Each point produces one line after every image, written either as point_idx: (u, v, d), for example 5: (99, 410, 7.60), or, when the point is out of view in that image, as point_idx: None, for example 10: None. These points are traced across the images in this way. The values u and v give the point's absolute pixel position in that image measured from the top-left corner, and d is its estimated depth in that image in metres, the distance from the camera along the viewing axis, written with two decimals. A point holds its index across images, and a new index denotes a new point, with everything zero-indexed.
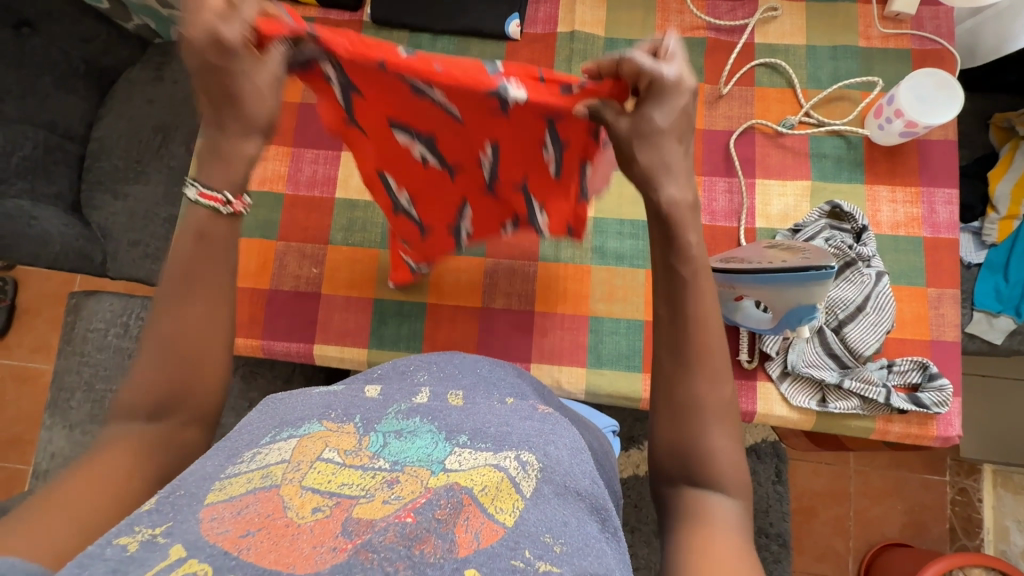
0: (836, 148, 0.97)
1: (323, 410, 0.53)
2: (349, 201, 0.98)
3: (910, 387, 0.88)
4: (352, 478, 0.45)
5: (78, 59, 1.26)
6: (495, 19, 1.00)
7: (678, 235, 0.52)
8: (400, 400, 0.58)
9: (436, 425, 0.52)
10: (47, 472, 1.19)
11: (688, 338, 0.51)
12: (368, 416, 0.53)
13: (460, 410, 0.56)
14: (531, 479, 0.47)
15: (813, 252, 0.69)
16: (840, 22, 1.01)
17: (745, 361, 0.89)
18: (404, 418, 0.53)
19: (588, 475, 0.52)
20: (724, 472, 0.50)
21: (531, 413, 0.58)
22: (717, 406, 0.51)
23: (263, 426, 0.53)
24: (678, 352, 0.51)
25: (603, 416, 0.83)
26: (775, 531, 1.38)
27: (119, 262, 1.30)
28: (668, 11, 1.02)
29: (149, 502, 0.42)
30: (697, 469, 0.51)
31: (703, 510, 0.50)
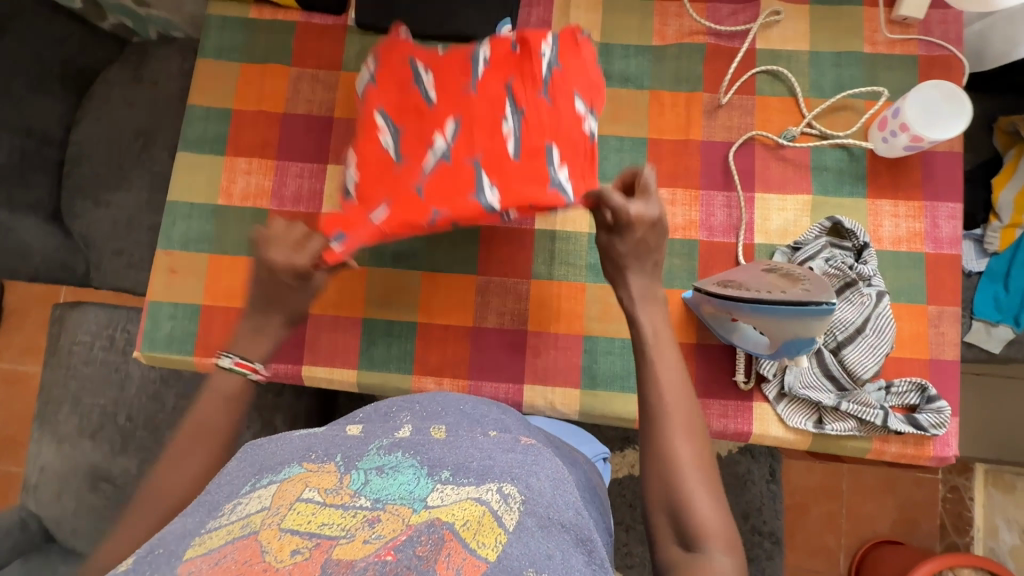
0: (838, 160, 0.93)
1: (304, 452, 0.58)
2: (336, 216, 0.95)
3: (907, 408, 0.87)
4: (332, 517, 0.48)
5: (53, 58, 1.17)
6: (486, 24, 0.96)
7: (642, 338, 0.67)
8: (382, 436, 0.61)
9: (418, 460, 0.56)
10: (37, 487, 1.16)
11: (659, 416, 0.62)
12: (348, 454, 0.57)
13: (442, 443, 0.59)
14: (513, 512, 0.50)
15: (813, 283, 0.66)
16: (844, 26, 0.97)
17: (742, 382, 0.88)
18: (386, 453, 0.57)
19: (572, 506, 0.55)
20: (715, 534, 0.56)
21: (513, 445, 0.61)
22: (696, 472, 0.59)
23: (243, 473, 0.57)
24: (655, 428, 0.61)
25: (593, 443, 0.83)
26: (768, 529, 1.38)
27: (103, 271, 1.26)
28: (666, 15, 0.98)
29: (129, 561, 0.46)
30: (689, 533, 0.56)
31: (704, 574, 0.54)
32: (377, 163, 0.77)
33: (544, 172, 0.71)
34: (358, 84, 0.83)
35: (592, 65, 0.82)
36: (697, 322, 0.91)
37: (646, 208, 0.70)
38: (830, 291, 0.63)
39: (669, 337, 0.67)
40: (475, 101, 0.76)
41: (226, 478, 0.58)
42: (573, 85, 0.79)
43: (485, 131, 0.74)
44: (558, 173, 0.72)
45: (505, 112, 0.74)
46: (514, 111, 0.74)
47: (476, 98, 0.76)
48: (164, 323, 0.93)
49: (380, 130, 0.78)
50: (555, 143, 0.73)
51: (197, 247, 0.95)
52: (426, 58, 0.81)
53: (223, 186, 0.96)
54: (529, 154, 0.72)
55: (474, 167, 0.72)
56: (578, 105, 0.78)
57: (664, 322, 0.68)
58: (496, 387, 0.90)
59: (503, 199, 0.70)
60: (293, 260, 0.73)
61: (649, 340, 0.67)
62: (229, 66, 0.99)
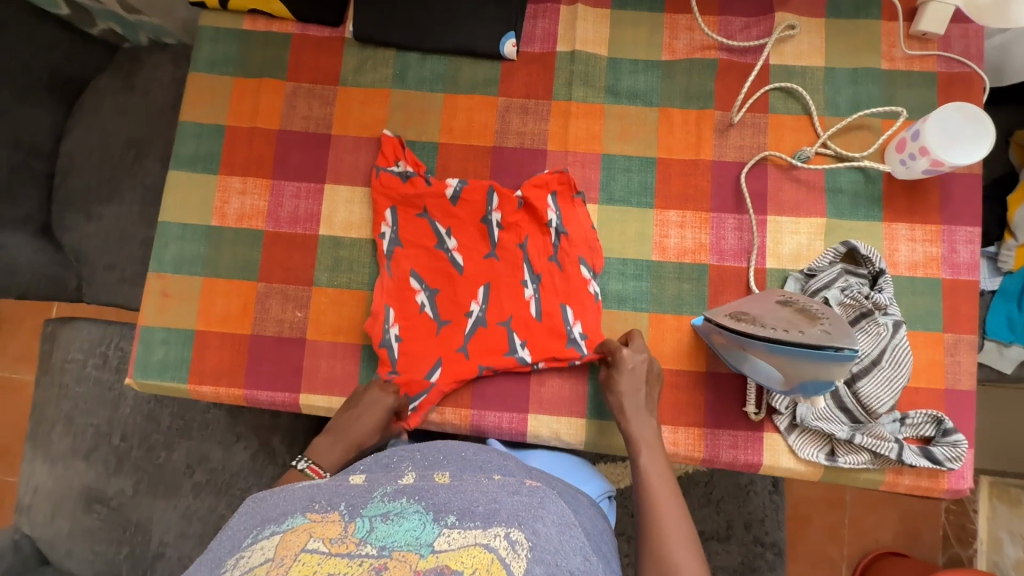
0: (854, 182, 0.90)
1: (307, 503, 0.57)
2: (334, 238, 0.92)
3: (921, 439, 0.85)
4: (338, 566, 0.45)
5: (40, 67, 1.12)
6: (489, 38, 0.92)
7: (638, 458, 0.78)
8: (385, 484, 0.60)
9: (423, 505, 0.55)
10: (31, 507, 1.14)
11: (657, 532, 0.71)
12: (352, 502, 0.56)
13: (447, 488, 0.58)
14: (521, 558, 0.48)
15: (833, 326, 0.65)
16: (861, 41, 0.93)
17: (753, 414, 0.85)
18: (390, 500, 0.56)
19: (579, 552, 0.54)
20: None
21: (519, 487, 0.59)
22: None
23: (245, 527, 0.56)
24: (652, 542, 0.70)
25: (595, 481, 0.82)
26: (770, 540, 1.37)
27: (95, 286, 1.22)
28: (677, 28, 0.94)
29: None
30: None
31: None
32: (418, 323, 0.89)
33: (561, 330, 0.87)
34: (378, 241, 0.90)
35: (588, 225, 0.91)
36: (706, 349, 0.88)
37: (641, 357, 0.82)
38: (851, 338, 0.61)
39: (660, 458, 0.78)
40: (497, 264, 0.90)
41: (229, 535, 0.57)
42: (579, 239, 0.90)
43: (510, 296, 0.89)
44: (572, 330, 0.87)
45: (524, 275, 0.90)
46: (531, 275, 0.90)
47: (496, 261, 0.90)
48: (157, 349, 0.90)
49: (414, 291, 0.90)
50: (567, 304, 0.88)
51: (190, 270, 0.91)
52: (444, 216, 0.91)
53: (217, 207, 0.93)
54: (549, 315, 0.88)
55: (506, 329, 0.88)
56: (584, 270, 0.89)
57: (655, 440, 0.79)
58: (500, 417, 0.88)
59: (534, 356, 0.87)
60: (374, 391, 0.83)
61: (643, 458, 0.78)
62: (221, 80, 0.95)
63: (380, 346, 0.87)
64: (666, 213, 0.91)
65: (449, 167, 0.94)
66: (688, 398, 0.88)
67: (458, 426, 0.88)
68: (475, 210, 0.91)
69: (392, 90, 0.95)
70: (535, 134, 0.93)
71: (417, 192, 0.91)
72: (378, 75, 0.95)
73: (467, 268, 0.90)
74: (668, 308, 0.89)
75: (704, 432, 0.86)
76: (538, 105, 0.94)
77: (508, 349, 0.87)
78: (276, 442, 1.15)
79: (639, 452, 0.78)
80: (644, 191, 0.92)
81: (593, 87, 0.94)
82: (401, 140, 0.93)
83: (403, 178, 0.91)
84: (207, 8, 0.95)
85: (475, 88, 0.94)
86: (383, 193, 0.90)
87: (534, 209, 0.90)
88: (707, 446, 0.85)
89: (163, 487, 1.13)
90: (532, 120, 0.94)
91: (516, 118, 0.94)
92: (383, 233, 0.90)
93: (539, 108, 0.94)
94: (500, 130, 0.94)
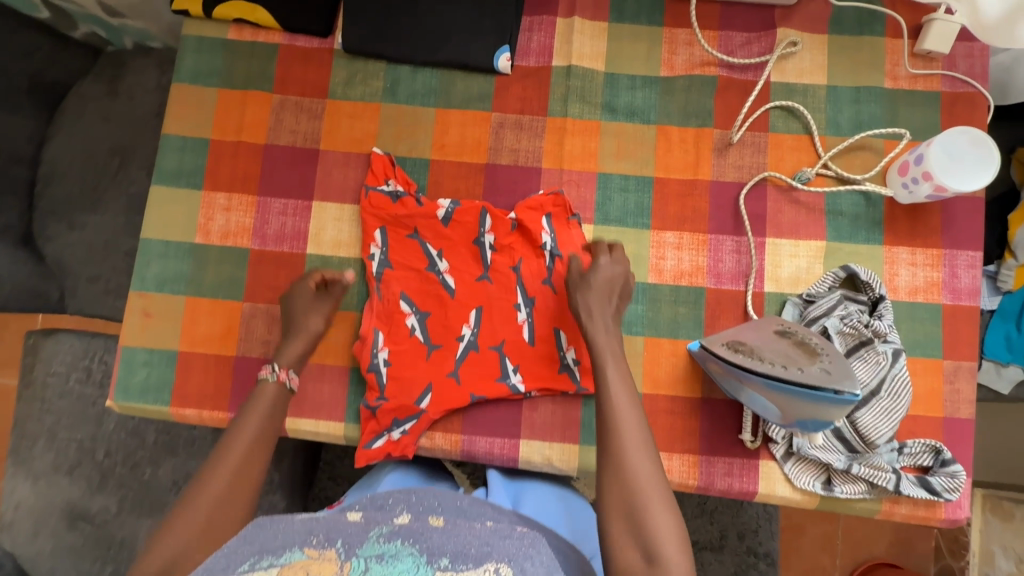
0: (855, 205, 0.88)
1: (305, 536, 0.53)
2: (323, 257, 0.90)
3: (919, 468, 0.83)
4: None
5: (20, 74, 1.08)
6: (483, 51, 0.90)
7: (604, 371, 0.74)
8: (381, 523, 0.57)
9: (418, 548, 0.52)
10: (12, 525, 1.11)
11: (618, 441, 0.68)
12: (349, 539, 0.53)
13: (441, 531, 0.56)
14: None
15: (833, 365, 0.63)
16: (864, 58, 0.91)
17: (749, 441, 0.83)
18: (386, 540, 0.53)
19: None
20: (670, 547, 0.62)
21: (510, 532, 0.58)
22: (656, 490, 0.65)
23: (240, 551, 0.52)
24: (614, 450, 0.67)
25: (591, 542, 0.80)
26: (763, 550, 1.36)
27: (78, 298, 1.19)
28: (676, 42, 0.92)
29: None
30: (648, 543, 0.62)
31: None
32: (407, 348, 0.86)
33: (555, 356, 0.86)
34: (367, 262, 0.88)
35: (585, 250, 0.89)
36: (703, 374, 0.86)
37: (611, 268, 0.81)
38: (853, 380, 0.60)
39: (626, 369, 0.74)
40: (489, 287, 0.88)
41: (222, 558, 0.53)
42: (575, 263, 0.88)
43: (503, 319, 0.88)
44: (566, 356, 0.86)
45: (517, 298, 0.88)
46: (525, 299, 0.88)
47: (489, 284, 0.88)
48: (138, 370, 0.87)
49: (404, 314, 0.87)
50: (561, 328, 0.87)
51: (173, 289, 0.89)
52: (435, 238, 0.89)
53: (201, 223, 0.90)
54: (542, 340, 0.87)
55: (498, 354, 0.87)
56: None
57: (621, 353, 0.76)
58: (491, 442, 0.86)
59: (527, 383, 0.86)
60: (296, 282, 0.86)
61: (610, 369, 0.73)
62: (206, 92, 0.91)
63: (369, 371, 0.85)
64: (663, 234, 0.89)
65: (440, 185, 0.91)
66: (683, 423, 0.86)
67: (448, 451, 0.86)
68: (467, 232, 0.89)
69: (382, 104, 0.92)
70: (530, 151, 0.91)
71: (408, 213, 0.88)
72: (369, 88, 0.92)
73: (459, 291, 0.88)
74: (664, 332, 0.87)
75: (699, 459, 0.84)
76: (533, 121, 0.91)
77: (501, 375, 0.86)
78: None
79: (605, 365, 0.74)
80: (640, 212, 0.89)
81: (590, 103, 0.91)
82: (392, 158, 0.91)
83: (393, 198, 0.88)
84: (191, 17, 0.92)
85: (468, 103, 0.92)
86: (373, 213, 0.88)
87: (527, 231, 0.88)
88: (702, 473, 0.84)
89: (149, 504, 1.11)
90: (526, 137, 0.91)
91: (510, 134, 0.91)
92: (373, 254, 0.88)
93: (534, 125, 0.91)
94: (494, 146, 0.91)
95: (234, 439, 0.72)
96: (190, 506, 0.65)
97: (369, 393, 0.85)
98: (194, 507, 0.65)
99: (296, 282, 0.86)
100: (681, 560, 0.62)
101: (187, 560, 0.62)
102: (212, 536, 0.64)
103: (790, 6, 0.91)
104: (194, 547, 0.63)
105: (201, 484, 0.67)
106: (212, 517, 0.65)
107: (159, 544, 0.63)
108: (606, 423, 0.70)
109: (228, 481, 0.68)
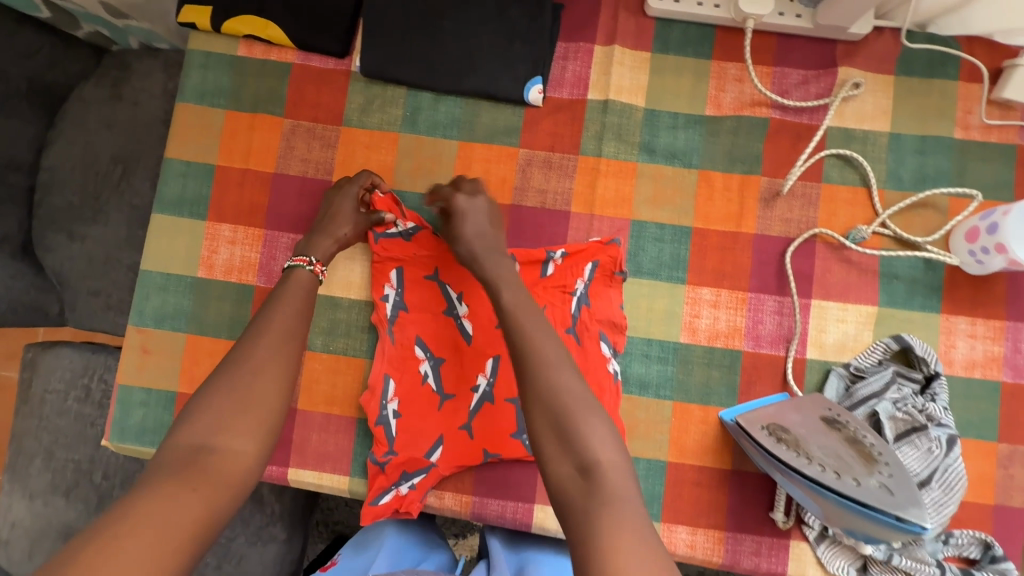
0: (911, 268, 0.81)
1: None
2: (333, 299, 0.84)
3: (964, 559, 0.77)
4: None
5: (19, 77, 0.97)
6: (513, 81, 0.82)
7: (499, 288, 0.69)
8: None
9: None
10: (9, 543, 1.07)
11: (530, 352, 0.61)
12: None
13: None
14: None
15: (898, 480, 0.59)
16: (932, 103, 0.82)
17: (781, 521, 0.78)
18: None
19: None
20: (605, 450, 0.55)
21: None
22: (582, 390, 0.58)
23: None
24: (529, 365, 0.60)
25: None
26: None
27: (78, 312, 1.10)
28: (724, 78, 0.84)
29: None
30: (580, 453, 0.55)
31: (608, 489, 0.53)
32: (419, 396, 0.81)
33: None
34: (380, 303, 0.82)
35: (618, 308, 0.82)
36: (734, 443, 0.80)
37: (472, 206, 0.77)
38: (919, 509, 0.57)
39: (520, 288, 0.69)
40: None
41: None
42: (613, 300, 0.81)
43: None
44: None
45: None
46: None
47: None
48: (135, 412, 0.83)
49: (417, 360, 0.82)
50: None
51: (173, 325, 0.84)
52: (456, 279, 0.83)
53: (205, 256, 0.84)
54: None
55: (515, 408, 0.81)
56: (606, 348, 0.80)
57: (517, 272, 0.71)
58: (503, 506, 0.80)
59: None
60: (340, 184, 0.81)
61: (505, 289, 0.68)
62: (212, 113, 0.85)
63: (377, 424, 0.80)
64: (699, 289, 0.82)
65: None
66: (710, 497, 0.80)
67: (457, 513, 0.81)
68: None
69: (401, 134, 0.85)
70: (558, 193, 0.84)
71: (427, 253, 0.83)
72: (387, 115, 0.85)
73: (477, 338, 0.82)
74: (694, 397, 0.81)
75: (725, 536, 0.79)
76: (563, 160, 0.84)
77: (517, 430, 0.80)
78: (264, 490, 1.05)
79: (498, 282, 0.69)
80: (675, 264, 0.82)
81: (627, 142, 0.84)
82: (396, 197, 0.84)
83: (408, 235, 0.82)
84: (198, 30, 0.84)
85: (494, 136, 0.84)
86: (386, 256, 0.82)
87: (557, 280, 0.81)
88: (728, 552, 0.78)
89: None
90: (555, 176, 0.84)
91: (538, 173, 0.84)
92: (387, 294, 0.82)
93: (564, 163, 0.84)
94: (519, 186, 0.84)
95: (265, 323, 0.64)
96: (220, 386, 0.58)
97: (376, 447, 0.80)
98: (224, 388, 0.58)
99: (342, 184, 0.81)
100: (621, 460, 0.55)
101: (218, 442, 0.55)
102: (244, 417, 0.57)
103: (854, 42, 0.82)
104: (227, 430, 0.56)
105: (229, 366, 0.60)
106: (243, 399, 0.57)
107: (189, 423, 0.56)
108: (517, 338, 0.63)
109: (262, 362, 0.60)
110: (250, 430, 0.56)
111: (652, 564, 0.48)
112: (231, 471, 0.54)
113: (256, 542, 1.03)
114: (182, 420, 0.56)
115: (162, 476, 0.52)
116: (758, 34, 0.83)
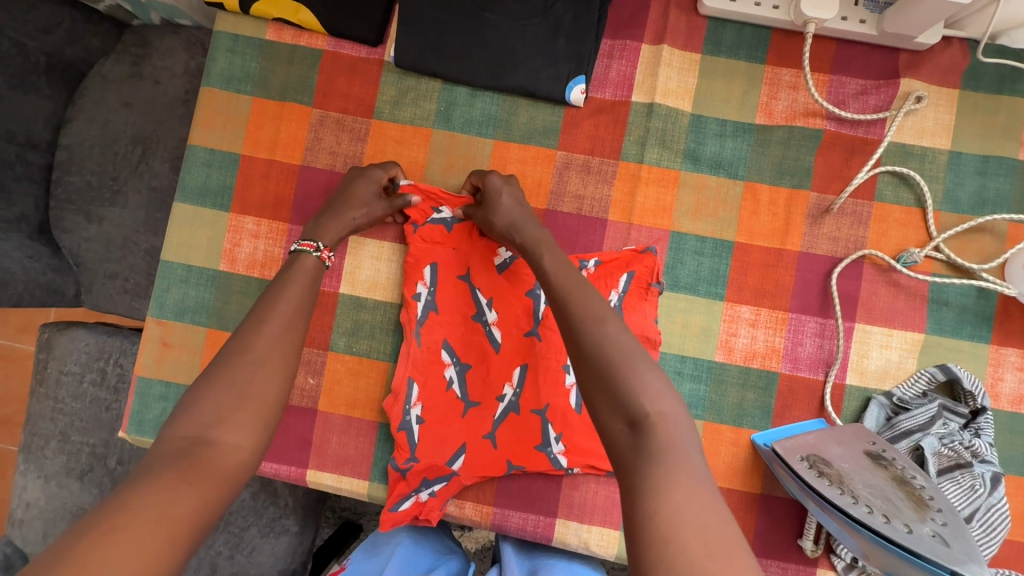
0: (962, 295, 0.77)
1: None
2: (357, 298, 0.82)
3: None
4: None
5: (37, 50, 0.90)
6: (555, 79, 0.78)
7: (539, 253, 0.66)
8: None
9: None
10: (23, 523, 1.06)
11: (575, 309, 0.56)
12: None
13: None
14: None
15: (956, 533, 0.57)
16: (998, 122, 0.77)
17: (809, 549, 0.75)
18: None
19: None
20: (659, 402, 0.48)
21: None
22: (634, 345, 0.53)
23: None
24: (583, 321, 0.55)
25: None
26: None
27: (94, 296, 1.03)
28: (778, 85, 0.79)
29: None
30: (626, 404, 0.48)
31: (660, 442, 0.46)
32: (444, 402, 0.79)
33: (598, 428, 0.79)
34: (410, 302, 0.79)
35: (653, 323, 0.77)
36: (764, 466, 0.78)
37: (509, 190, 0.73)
38: (979, 567, 0.53)
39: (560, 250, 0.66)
40: (538, 343, 0.79)
41: None
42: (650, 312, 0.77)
43: (551, 380, 0.79)
44: None
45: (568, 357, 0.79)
46: None
47: (538, 341, 0.79)
48: (153, 405, 0.81)
49: (444, 365, 0.79)
50: None
51: (194, 318, 0.81)
52: (486, 284, 0.80)
53: (227, 248, 0.82)
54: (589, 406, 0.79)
55: (541, 419, 0.78)
56: None
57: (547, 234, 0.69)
58: (524, 519, 0.79)
59: (569, 457, 0.78)
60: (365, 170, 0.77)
61: (546, 255, 0.65)
62: (238, 99, 0.81)
63: (399, 429, 0.77)
64: (737, 307, 0.79)
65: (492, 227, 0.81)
66: (738, 520, 0.78)
67: (477, 523, 0.79)
68: (523, 281, 0.80)
69: (434, 130, 0.81)
70: (595, 199, 0.80)
71: (461, 252, 0.80)
72: (419, 109, 0.81)
73: (505, 345, 0.79)
74: (726, 418, 0.78)
75: None
76: (602, 164, 0.80)
77: (541, 443, 0.78)
78: (277, 483, 1.00)
79: (538, 247, 0.67)
80: (714, 279, 0.79)
81: (671, 149, 0.80)
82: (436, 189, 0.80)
83: (442, 243, 0.79)
84: (226, 11, 0.80)
85: (531, 137, 0.81)
86: (424, 246, 0.79)
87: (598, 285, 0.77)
88: None
89: None
90: (594, 182, 0.80)
91: (576, 177, 0.80)
92: (419, 293, 0.79)
93: (603, 168, 0.80)
94: (555, 190, 0.80)
95: (266, 310, 0.60)
96: (218, 377, 0.54)
97: (398, 453, 0.77)
98: (223, 376, 0.54)
99: (367, 167, 0.78)
100: (678, 414, 0.48)
101: (215, 435, 0.50)
102: (244, 409, 0.52)
103: (920, 52, 0.77)
104: (225, 423, 0.51)
105: (231, 355, 0.55)
106: (242, 390, 0.53)
107: (185, 414, 0.51)
108: (564, 300, 0.58)
109: (263, 353, 0.56)
110: (249, 425, 0.52)
111: (705, 517, 0.42)
112: (229, 467, 0.49)
113: (268, 534, 0.99)
114: (177, 411, 0.52)
115: (154, 469, 0.47)
116: (818, 38, 0.79)
